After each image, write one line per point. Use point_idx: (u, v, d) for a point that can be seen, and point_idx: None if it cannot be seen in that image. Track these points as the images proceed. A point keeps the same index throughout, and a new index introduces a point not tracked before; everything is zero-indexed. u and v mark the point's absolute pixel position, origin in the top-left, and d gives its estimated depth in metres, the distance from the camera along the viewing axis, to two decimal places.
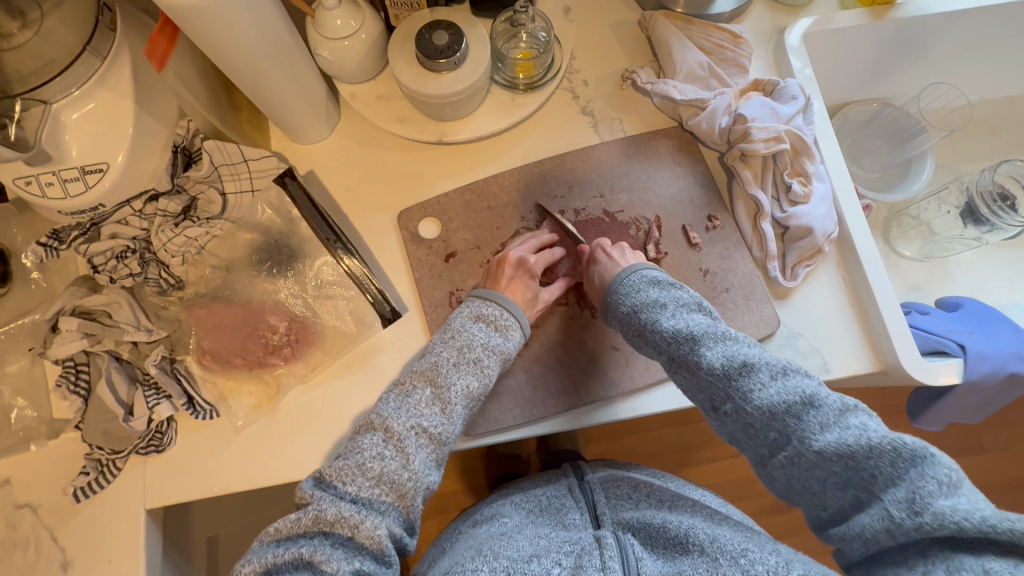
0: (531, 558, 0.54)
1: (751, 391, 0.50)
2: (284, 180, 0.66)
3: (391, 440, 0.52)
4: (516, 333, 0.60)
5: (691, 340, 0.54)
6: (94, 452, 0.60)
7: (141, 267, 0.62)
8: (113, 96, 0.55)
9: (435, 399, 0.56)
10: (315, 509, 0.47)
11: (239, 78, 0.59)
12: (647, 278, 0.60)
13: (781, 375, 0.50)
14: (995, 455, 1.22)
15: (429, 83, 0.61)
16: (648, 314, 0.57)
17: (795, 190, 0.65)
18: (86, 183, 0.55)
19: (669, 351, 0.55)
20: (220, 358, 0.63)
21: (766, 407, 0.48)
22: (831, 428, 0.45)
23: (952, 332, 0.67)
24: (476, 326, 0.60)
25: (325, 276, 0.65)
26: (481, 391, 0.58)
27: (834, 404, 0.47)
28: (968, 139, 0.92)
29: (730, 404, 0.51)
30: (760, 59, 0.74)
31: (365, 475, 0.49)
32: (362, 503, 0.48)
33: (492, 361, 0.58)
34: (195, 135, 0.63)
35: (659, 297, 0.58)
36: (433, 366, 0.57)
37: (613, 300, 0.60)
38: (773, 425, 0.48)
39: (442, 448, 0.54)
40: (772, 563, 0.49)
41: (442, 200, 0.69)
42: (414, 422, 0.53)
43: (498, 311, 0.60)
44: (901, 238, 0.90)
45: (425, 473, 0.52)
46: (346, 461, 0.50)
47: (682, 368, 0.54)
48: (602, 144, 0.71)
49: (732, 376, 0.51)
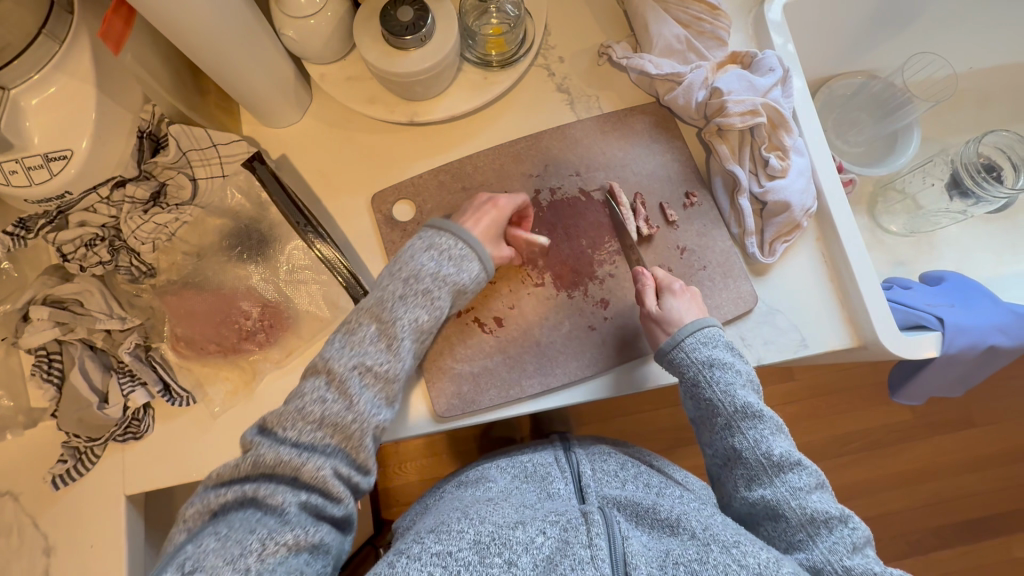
0: (516, 524, 0.54)
1: (801, 490, 0.54)
2: (252, 163, 0.64)
3: (334, 382, 0.52)
4: (473, 266, 0.59)
5: (758, 419, 0.57)
6: (71, 440, 0.60)
7: (111, 254, 0.62)
8: (75, 81, 0.54)
9: (380, 335, 0.55)
10: (254, 455, 0.49)
11: (199, 59, 0.57)
12: (723, 339, 0.60)
13: (820, 485, 0.55)
14: (982, 430, 1.23)
15: (397, 60, 0.60)
16: (721, 374, 0.58)
17: (773, 164, 0.63)
18: (51, 170, 0.54)
19: (734, 418, 0.57)
20: (194, 345, 0.62)
21: (809, 510, 0.53)
22: (856, 551, 0.51)
23: (931, 306, 0.67)
24: (428, 256, 0.58)
25: (297, 260, 0.64)
26: (431, 324, 0.57)
27: (861, 531, 0.53)
28: (955, 111, 0.91)
29: (772, 490, 0.55)
30: (739, 30, 0.72)
31: (306, 420, 0.50)
32: (304, 447, 0.49)
33: (442, 292, 0.57)
34: (161, 120, 0.62)
35: (734, 362, 0.59)
36: (377, 301, 0.56)
37: (690, 345, 0.58)
38: (806, 527, 0.53)
39: (390, 387, 0.54)
40: (763, 558, 0.49)
41: (416, 181, 0.68)
42: (356, 361, 0.53)
43: (451, 242, 0.59)
44: (886, 213, 0.89)
45: (372, 413, 0.52)
46: (288, 407, 0.51)
47: (738, 437, 0.57)
48: (578, 121, 0.70)
49: (784, 468, 0.55)
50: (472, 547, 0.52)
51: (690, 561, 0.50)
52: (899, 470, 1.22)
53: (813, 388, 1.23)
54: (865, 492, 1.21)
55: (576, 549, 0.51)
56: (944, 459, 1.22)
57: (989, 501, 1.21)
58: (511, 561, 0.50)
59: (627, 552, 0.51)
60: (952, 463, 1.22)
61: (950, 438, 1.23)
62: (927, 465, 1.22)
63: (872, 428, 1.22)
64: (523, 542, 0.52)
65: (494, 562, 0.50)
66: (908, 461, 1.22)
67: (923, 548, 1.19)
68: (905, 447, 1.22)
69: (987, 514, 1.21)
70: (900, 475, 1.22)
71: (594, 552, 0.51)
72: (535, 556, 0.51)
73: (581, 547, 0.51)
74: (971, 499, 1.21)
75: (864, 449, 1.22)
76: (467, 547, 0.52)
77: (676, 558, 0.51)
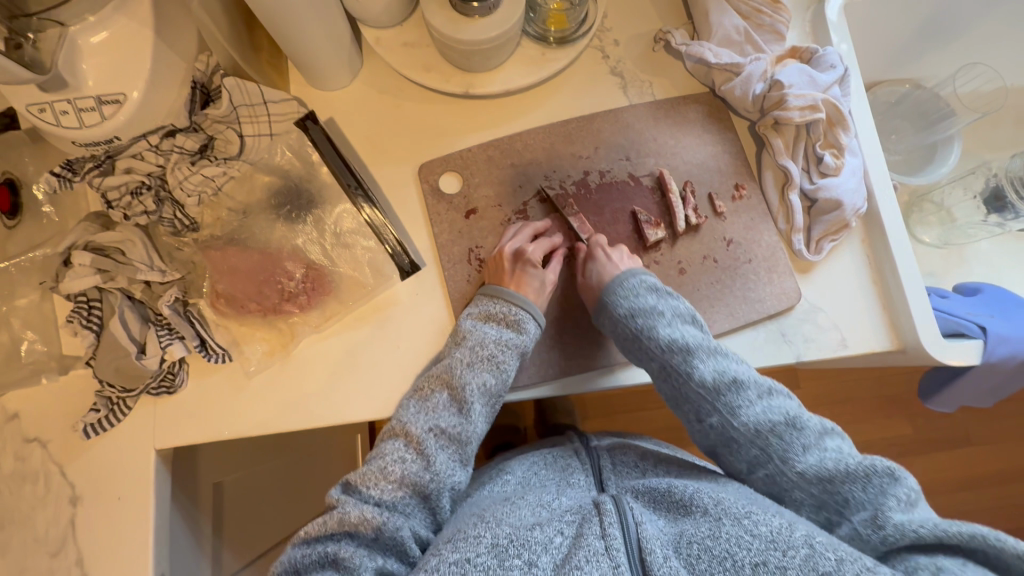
0: (534, 525, 0.53)
1: (738, 407, 0.55)
2: (306, 123, 0.64)
3: (412, 443, 0.55)
4: (532, 326, 0.60)
5: (686, 351, 0.57)
6: (104, 389, 0.60)
7: (156, 205, 0.60)
8: (132, 23, 0.52)
9: (452, 401, 0.57)
10: (340, 512, 0.51)
11: (263, 13, 0.56)
12: (646, 284, 0.61)
13: (766, 395, 0.55)
14: (985, 449, 1.24)
15: (462, 27, 0.59)
16: (645, 320, 0.59)
17: (827, 161, 0.63)
18: (102, 114, 0.53)
19: (664, 359, 0.58)
20: (234, 302, 0.62)
21: (754, 426, 0.53)
22: (811, 451, 0.51)
23: (971, 314, 0.67)
24: (488, 325, 0.59)
25: (344, 225, 0.64)
26: (498, 387, 0.58)
27: (815, 427, 0.53)
28: (997, 126, 0.90)
29: (716, 417, 0.55)
30: (798, 27, 0.72)
31: (387, 479, 0.53)
32: (385, 506, 0.52)
33: (508, 356, 0.58)
34: (215, 71, 0.61)
35: (656, 305, 0.60)
36: (447, 368, 0.58)
37: (611, 302, 0.60)
38: (756, 443, 0.53)
39: (463, 448, 0.56)
40: (775, 525, 0.48)
41: (465, 154, 0.68)
42: (431, 424, 0.56)
43: (508, 307, 0.59)
44: (920, 223, 0.89)
45: (447, 473, 0.55)
46: (369, 466, 0.54)
47: (673, 375, 0.58)
48: (630, 106, 0.69)
49: (721, 390, 0.55)
50: (491, 551, 0.50)
51: (703, 539, 0.49)
52: None
53: (823, 395, 1.24)
54: None
55: (590, 540, 0.50)
56: (947, 475, 1.23)
57: (988, 520, 1.22)
58: (531, 562, 0.49)
59: (642, 538, 0.50)
60: (952, 479, 1.23)
61: (952, 455, 1.24)
62: (927, 479, 1.23)
63: (877, 441, 1.23)
64: (542, 543, 0.51)
65: (513, 564, 0.49)
66: (910, 473, 1.23)
67: None
68: (907, 459, 1.23)
69: None
70: None
71: (608, 543, 0.49)
72: (554, 556, 0.50)
73: (596, 539, 0.50)
74: (969, 516, 1.22)
75: (867, 459, 1.23)
76: (485, 552, 0.50)
77: (690, 537, 0.50)
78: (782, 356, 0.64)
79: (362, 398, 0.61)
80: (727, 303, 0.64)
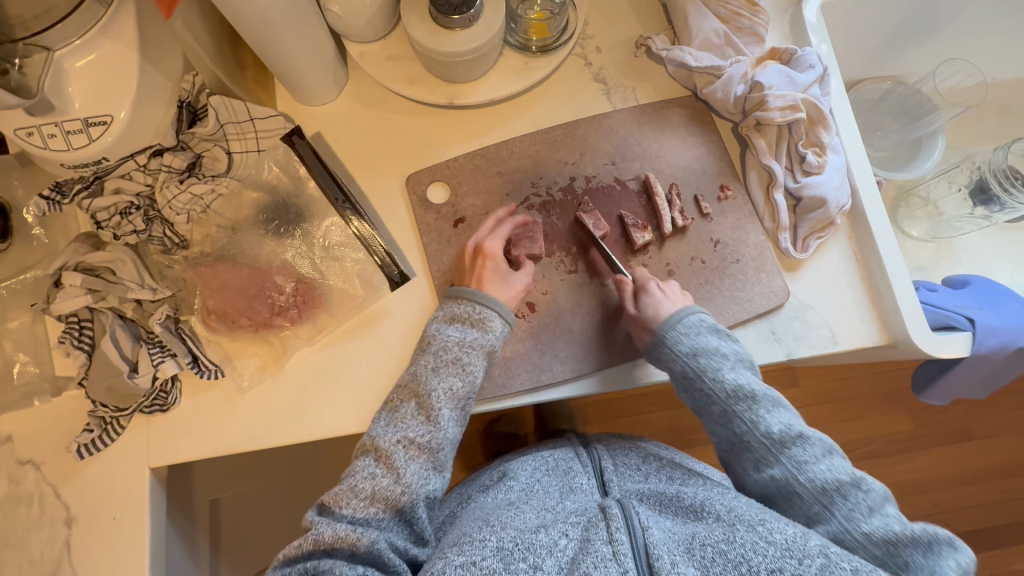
0: (539, 528, 0.53)
1: (806, 462, 0.53)
2: (291, 138, 0.65)
3: (381, 458, 0.55)
4: (498, 324, 0.60)
5: (751, 399, 0.56)
6: (97, 409, 0.60)
7: (145, 224, 0.61)
8: (118, 46, 0.53)
9: (419, 410, 0.57)
10: (314, 534, 0.51)
11: (248, 33, 0.57)
12: (706, 324, 0.60)
13: (829, 453, 0.55)
14: (986, 442, 1.24)
15: (443, 39, 0.60)
16: (709, 361, 0.58)
17: (809, 160, 0.64)
18: (90, 135, 0.53)
19: (727, 403, 0.57)
20: (225, 318, 0.62)
21: (817, 482, 0.52)
22: (875, 513, 0.50)
23: (960, 307, 0.67)
24: (453, 328, 0.59)
25: (332, 238, 0.64)
26: (466, 390, 0.58)
27: (878, 491, 0.52)
28: (978, 119, 0.92)
29: (779, 469, 0.54)
30: (777, 29, 0.73)
31: (358, 497, 0.53)
32: (359, 522, 0.52)
33: (473, 358, 0.58)
34: (201, 90, 0.62)
35: (719, 347, 0.59)
36: (412, 377, 0.58)
37: (673, 338, 0.59)
38: (820, 500, 0.52)
39: (434, 455, 0.56)
40: (790, 533, 0.48)
41: (452, 164, 0.68)
42: (399, 436, 0.55)
43: (471, 308, 0.60)
44: (908, 218, 0.91)
45: (420, 482, 0.54)
46: (341, 486, 0.54)
47: (736, 422, 0.57)
48: (614, 111, 0.70)
49: (787, 445, 0.55)
50: (496, 554, 0.50)
51: (717, 542, 0.49)
52: (903, 479, 1.22)
53: (821, 393, 1.24)
54: None
55: (598, 546, 0.50)
56: (949, 469, 1.23)
57: (993, 513, 1.22)
58: (536, 565, 0.49)
59: (650, 543, 0.50)
60: (955, 473, 1.23)
61: (954, 450, 1.24)
62: (930, 475, 1.23)
63: (878, 437, 1.23)
64: (547, 546, 0.51)
65: (519, 566, 0.49)
66: (913, 469, 1.23)
67: None
68: (909, 454, 1.23)
69: (985, 527, 1.21)
70: (900, 485, 1.22)
71: (616, 548, 0.49)
72: (559, 559, 0.50)
73: (603, 544, 0.50)
74: (972, 510, 1.22)
75: (869, 456, 1.23)
76: (491, 555, 0.50)
77: (702, 540, 0.50)
78: (773, 354, 0.64)
79: (355, 410, 0.61)
80: (715, 304, 0.65)
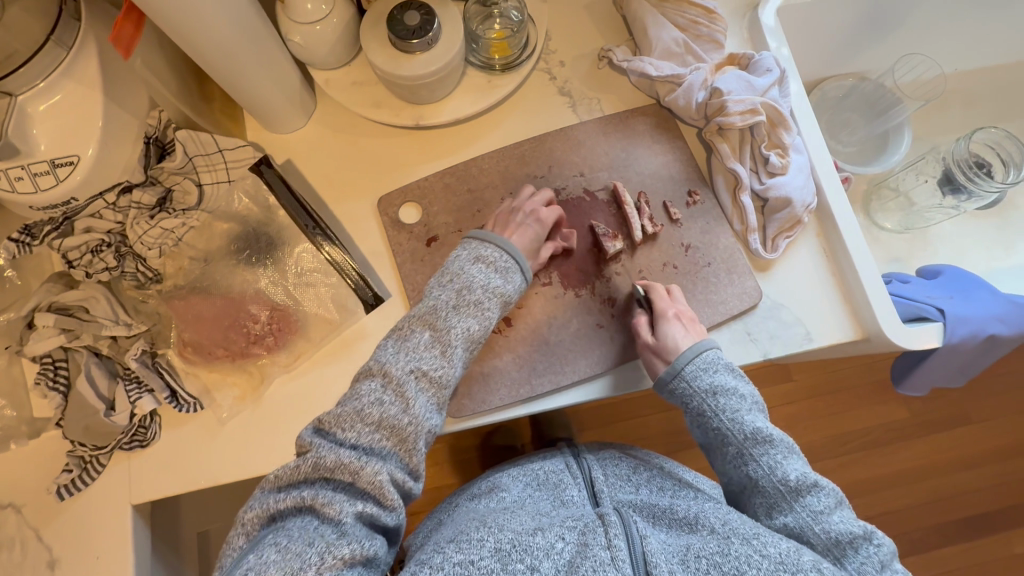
0: (535, 531, 0.53)
1: (820, 513, 0.53)
2: (260, 167, 0.65)
3: (390, 385, 0.52)
4: (517, 277, 0.60)
5: (768, 443, 0.56)
6: (76, 448, 0.60)
7: (117, 260, 0.61)
8: (80, 87, 0.53)
9: (434, 342, 0.55)
10: (315, 457, 0.48)
11: (211, 68, 0.58)
12: (725, 364, 0.60)
13: (840, 506, 0.54)
14: (980, 426, 1.25)
15: (403, 64, 0.61)
16: (727, 402, 0.58)
17: (773, 161, 0.65)
18: (57, 177, 0.53)
19: (744, 445, 0.57)
20: (201, 350, 0.62)
21: (833, 534, 0.51)
22: (884, 570, 0.49)
23: (931, 298, 0.68)
24: (477, 266, 0.59)
25: (304, 264, 0.64)
26: (480, 334, 0.57)
27: (886, 546, 0.51)
28: (941, 113, 0.95)
29: (792, 517, 0.53)
30: (735, 34, 0.74)
31: (365, 422, 0.49)
32: (362, 450, 0.49)
33: (491, 302, 0.58)
34: (168, 126, 0.62)
35: (737, 388, 0.59)
36: (431, 309, 0.57)
37: (692, 373, 0.59)
38: (832, 552, 0.51)
39: (442, 392, 0.54)
40: (783, 547, 0.48)
41: (422, 184, 0.69)
42: (412, 365, 0.53)
43: (497, 252, 0.60)
44: (881, 211, 0.92)
45: (426, 416, 0.52)
46: (344, 409, 0.51)
47: (751, 464, 0.56)
48: (580, 123, 0.71)
49: (802, 492, 0.54)
50: (494, 555, 0.50)
51: (711, 554, 0.49)
52: (901, 469, 1.22)
53: (812, 387, 1.24)
54: (868, 491, 1.21)
55: (597, 550, 0.50)
56: (945, 456, 1.23)
57: (990, 497, 1.22)
58: (533, 566, 0.49)
59: (647, 551, 0.50)
60: (951, 460, 1.23)
61: (948, 437, 1.24)
62: (927, 464, 1.23)
63: (871, 427, 1.23)
64: (544, 548, 0.51)
65: (516, 567, 0.49)
66: (909, 459, 1.23)
67: (927, 546, 1.20)
68: (905, 443, 1.23)
69: (984, 512, 1.21)
70: (898, 475, 1.22)
71: (615, 553, 0.49)
72: (556, 561, 0.49)
73: (601, 549, 0.50)
74: (970, 496, 1.22)
75: (865, 448, 1.23)
76: (489, 555, 0.50)
77: (697, 552, 0.50)
78: (749, 354, 0.64)
79: None
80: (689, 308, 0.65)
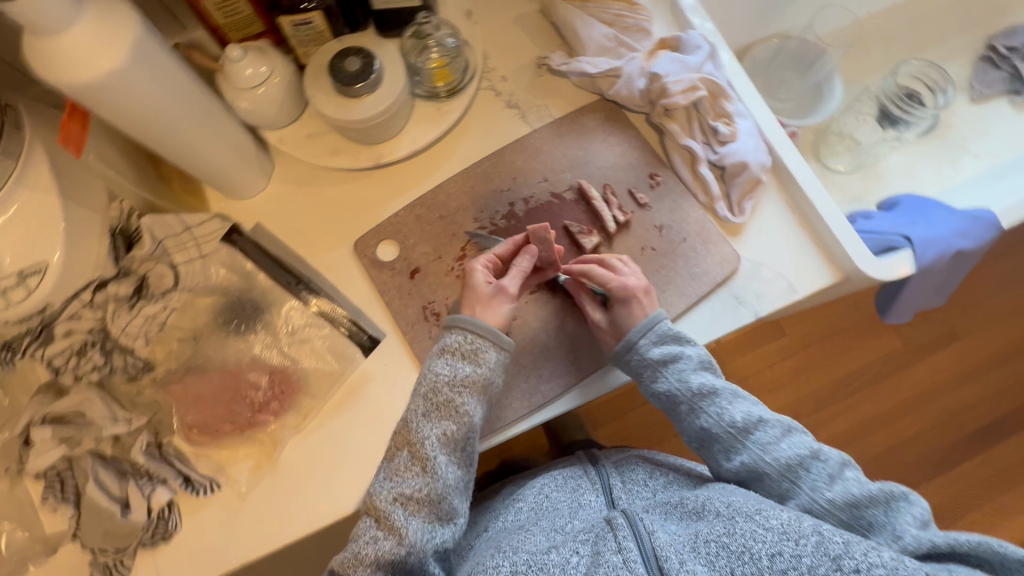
0: (550, 549, 0.54)
1: (769, 443, 0.56)
2: (232, 236, 0.65)
3: (382, 520, 0.54)
4: (491, 355, 0.58)
5: (714, 396, 0.59)
6: (99, 557, 0.58)
7: (105, 357, 0.60)
8: (36, 194, 0.53)
9: (414, 460, 0.56)
10: None
11: (162, 149, 0.58)
12: (671, 331, 0.61)
13: (788, 432, 0.57)
14: (972, 339, 1.29)
15: (351, 109, 0.62)
16: (671, 367, 0.60)
17: (722, 131, 0.68)
18: (28, 287, 0.53)
19: (693, 402, 0.59)
20: (208, 429, 0.61)
21: (783, 460, 0.55)
22: (835, 481, 0.53)
23: (896, 228, 0.72)
24: (444, 361, 0.59)
25: (295, 322, 0.64)
26: (461, 433, 0.57)
27: (835, 457, 0.55)
28: (865, 54, 1.01)
29: (745, 454, 0.56)
30: (660, 19, 0.77)
31: (363, 564, 0.52)
32: None
33: (463, 396, 0.57)
34: (132, 214, 0.62)
35: (684, 352, 0.61)
36: (405, 424, 0.58)
37: (638, 346, 0.60)
38: (785, 478, 0.54)
39: (435, 507, 0.55)
40: (786, 516, 0.48)
41: (394, 220, 0.70)
42: (396, 492, 0.55)
43: (462, 338, 0.59)
44: (831, 155, 0.97)
45: (423, 539, 0.54)
46: (347, 552, 0.54)
47: (703, 418, 0.59)
48: (534, 131, 0.73)
49: (750, 429, 0.57)
50: None
51: (719, 536, 0.49)
52: (908, 396, 1.26)
53: (808, 335, 1.27)
54: (881, 424, 1.24)
55: (609, 556, 0.51)
56: (946, 375, 1.27)
57: (997, 404, 1.26)
58: None
59: (657, 546, 0.50)
60: (952, 376, 1.27)
61: (944, 355, 1.28)
62: (931, 384, 1.26)
63: (871, 362, 1.27)
64: (559, 565, 0.51)
65: None
66: (913, 384, 1.26)
67: (949, 465, 1.23)
68: (906, 370, 1.27)
69: (994, 419, 1.25)
70: (906, 402, 1.25)
71: (625, 556, 0.50)
72: None
73: (613, 554, 0.51)
74: (977, 407, 1.26)
75: (870, 383, 1.26)
76: None
77: (706, 536, 0.50)
78: (741, 316, 0.66)
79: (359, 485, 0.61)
80: (676, 285, 0.67)
